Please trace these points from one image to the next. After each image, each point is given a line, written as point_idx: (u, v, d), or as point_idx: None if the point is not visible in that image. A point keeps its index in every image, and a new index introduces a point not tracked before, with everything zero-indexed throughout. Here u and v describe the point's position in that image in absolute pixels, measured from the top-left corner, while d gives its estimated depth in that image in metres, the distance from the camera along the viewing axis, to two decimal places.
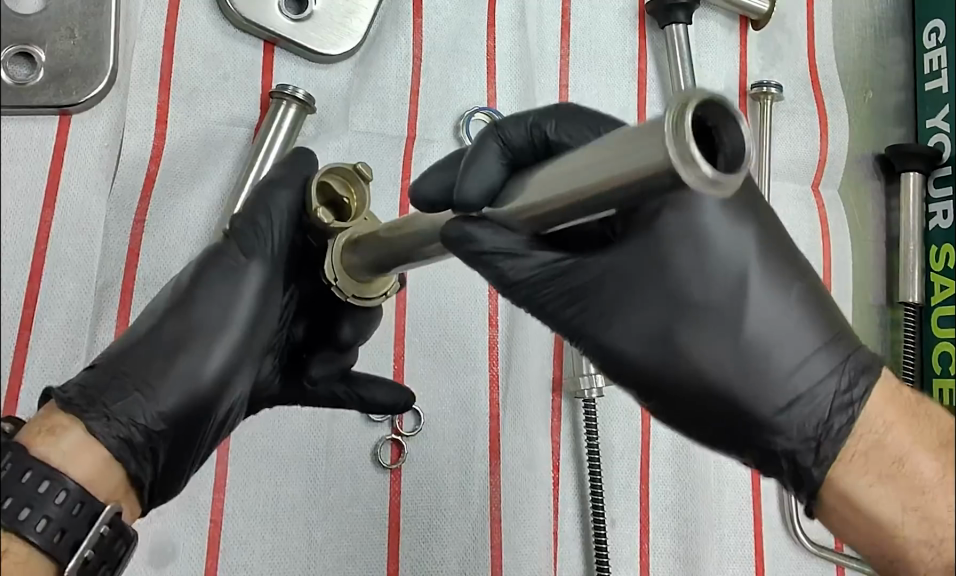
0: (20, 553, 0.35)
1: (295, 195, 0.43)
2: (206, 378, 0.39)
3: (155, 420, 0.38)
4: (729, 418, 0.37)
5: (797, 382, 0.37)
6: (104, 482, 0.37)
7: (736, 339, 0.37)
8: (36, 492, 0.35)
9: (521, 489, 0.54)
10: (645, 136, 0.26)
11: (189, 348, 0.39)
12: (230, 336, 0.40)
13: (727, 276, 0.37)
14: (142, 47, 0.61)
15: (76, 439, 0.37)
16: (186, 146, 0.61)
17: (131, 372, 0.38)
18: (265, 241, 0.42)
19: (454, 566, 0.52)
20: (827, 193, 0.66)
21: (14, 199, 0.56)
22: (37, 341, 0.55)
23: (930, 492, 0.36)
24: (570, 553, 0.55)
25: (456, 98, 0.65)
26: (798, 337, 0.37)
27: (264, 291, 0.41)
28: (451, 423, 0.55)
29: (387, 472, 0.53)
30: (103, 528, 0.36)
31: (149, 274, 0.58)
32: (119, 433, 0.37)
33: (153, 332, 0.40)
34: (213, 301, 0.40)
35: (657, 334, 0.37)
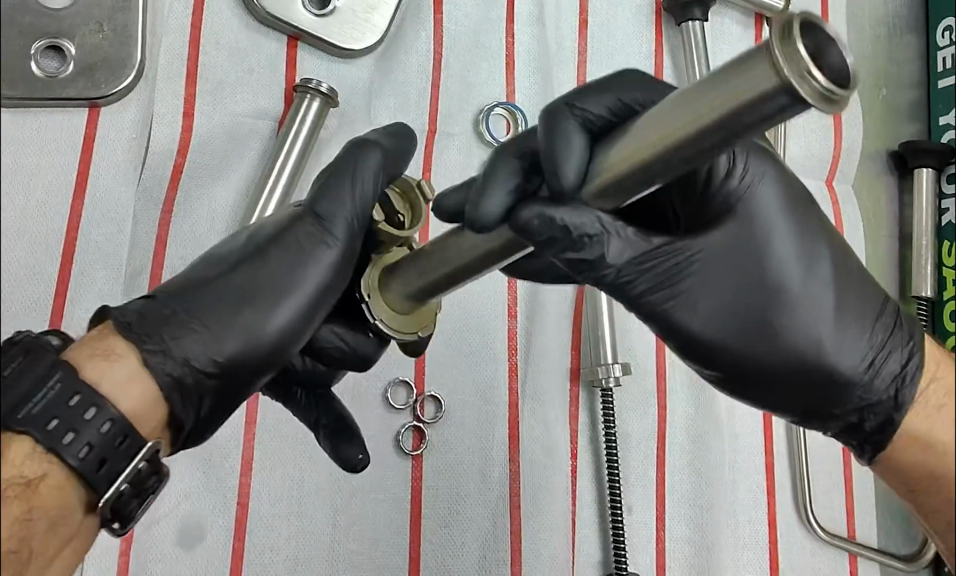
0: (57, 477, 0.35)
1: (384, 163, 0.42)
2: (267, 336, 0.38)
3: (210, 364, 0.38)
4: (815, 390, 0.39)
5: (866, 355, 0.39)
6: (143, 417, 0.37)
7: (814, 323, 0.39)
8: (82, 417, 0.35)
9: (540, 475, 0.56)
10: (751, 64, 0.25)
11: (256, 300, 0.39)
12: (295, 300, 0.39)
13: (803, 269, 0.39)
14: (169, 41, 0.62)
15: (127, 370, 0.37)
16: (213, 138, 0.62)
17: (196, 311, 0.38)
18: (344, 210, 0.40)
19: (474, 550, 0.54)
20: (842, 189, 0.66)
21: (47, 189, 0.58)
22: (69, 327, 0.57)
23: None
24: (587, 540, 0.56)
25: (476, 93, 0.66)
26: (859, 310, 0.40)
27: (338, 267, 0.40)
28: (472, 411, 0.56)
29: (408, 459, 0.54)
30: (142, 463, 0.36)
31: (177, 263, 0.60)
32: (174, 373, 0.37)
33: (218, 277, 0.39)
34: (283, 254, 0.39)
35: (742, 310, 0.39)
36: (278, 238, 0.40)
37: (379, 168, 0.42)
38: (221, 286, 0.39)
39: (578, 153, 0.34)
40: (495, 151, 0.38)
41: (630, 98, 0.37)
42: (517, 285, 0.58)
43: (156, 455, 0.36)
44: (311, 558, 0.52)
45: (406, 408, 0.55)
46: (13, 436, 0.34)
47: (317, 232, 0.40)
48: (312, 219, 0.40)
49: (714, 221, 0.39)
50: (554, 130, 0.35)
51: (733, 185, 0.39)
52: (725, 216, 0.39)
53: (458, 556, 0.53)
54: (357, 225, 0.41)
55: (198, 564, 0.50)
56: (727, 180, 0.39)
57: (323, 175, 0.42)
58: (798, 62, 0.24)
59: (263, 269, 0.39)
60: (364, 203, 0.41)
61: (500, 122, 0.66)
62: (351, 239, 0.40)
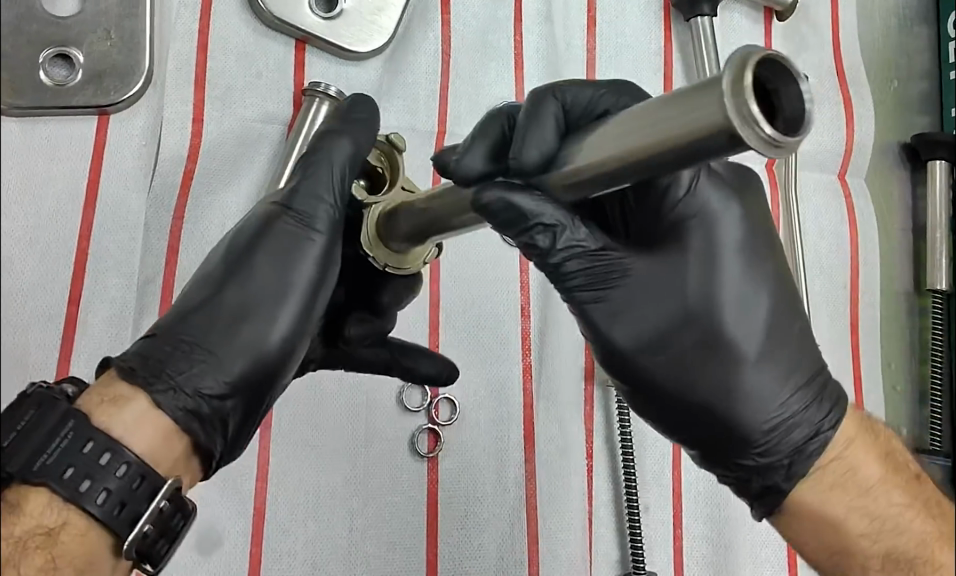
0: (80, 525, 0.36)
1: (352, 146, 0.45)
2: (272, 346, 0.40)
3: (221, 387, 0.39)
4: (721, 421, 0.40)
5: (777, 409, 0.40)
6: (164, 454, 0.38)
7: (727, 366, 0.40)
8: (98, 464, 0.36)
9: (556, 476, 0.56)
10: (704, 94, 0.27)
11: (254, 316, 0.40)
12: (294, 303, 0.41)
13: (740, 312, 0.40)
14: (177, 47, 0.62)
15: (137, 411, 0.37)
16: (222, 143, 0.62)
17: (198, 339, 0.39)
18: (322, 197, 0.43)
19: (491, 552, 0.54)
20: (854, 182, 0.66)
21: (58, 198, 0.59)
22: (84, 335, 0.57)
23: (872, 494, 0.40)
24: (604, 540, 0.56)
25: (485, 93, 0.66)
26: (781, 367, 0.40)
27: (324, 258, 0.43)
28: (486, 412, 0.56)
29: (424, 461, 0.54)
30: (163, 502, 0.37)
31: (189, 269, 0.60)
32: (186, 405, 0.38)
33: (215, 300, 0.40)
34: (272, 264, 0.41)
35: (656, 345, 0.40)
36: (264, 249, 0.42)
37: (350, 156, 0.45)
38: (217, 305, 0.40)
39: (547, 140, 0.35)
40: (476, 128, 0.41)
41: (610, 95, 0.39)
42: (529, 285, 0.58)
43: (176, 494, 0.37)
44: (329, 562, 0.52)
45: (421, 411, 0.55)
46: (32, 489, 0.36)
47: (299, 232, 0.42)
48: (293, 215, 0.43)
49: (667, 238, 0.40)
50: (534, 114, 0.37)
51: (692, 206, 0.40)
52: (674, 240, 0.40)
53: (475, 558, 0.53)
54: (335, 219, 0.43)
55: (215, 570, 0.50)
56: (680, 194, 0.40)
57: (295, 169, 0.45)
58: (746, 102, 0.26)
59: (256, 284, 0.41)
60: (340, 183, 0.44)
61: None
62: (333, 222, 0.43)
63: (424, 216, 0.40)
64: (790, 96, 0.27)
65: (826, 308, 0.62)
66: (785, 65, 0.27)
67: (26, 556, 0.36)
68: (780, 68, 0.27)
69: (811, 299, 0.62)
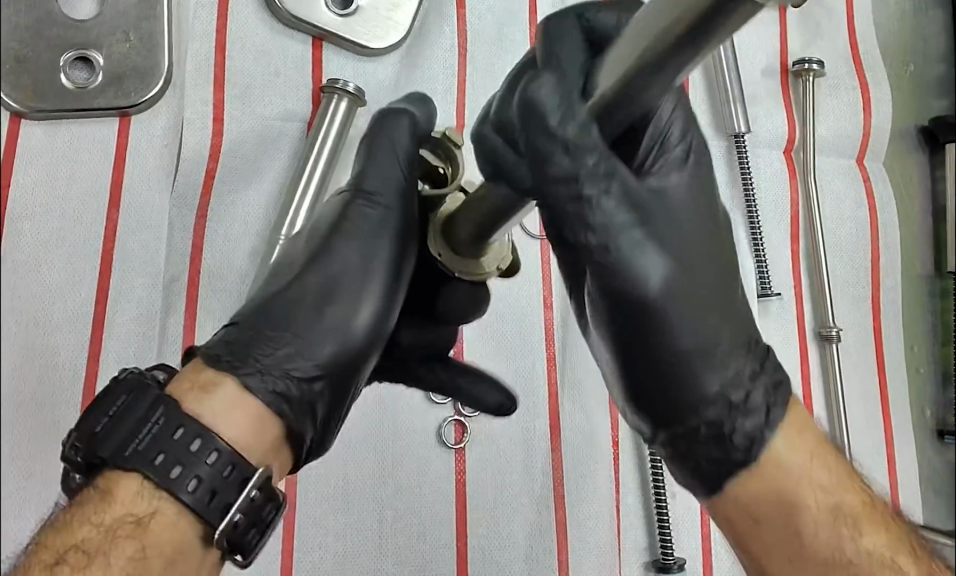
0: (171, 513, 0.36)
1: (411, 123, 0.46)
2: (358, 331, 0.40)
3: (309, 372, 0.39)
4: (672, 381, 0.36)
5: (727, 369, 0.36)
6: (253, 446, 0.37)
7: (677, 320, 0.35)
8: (189, 451, 0.36)
9: (583, 465, 0.56)
10: None
11: (338, 300, 0.40)
12: (377, 285, 0.41)
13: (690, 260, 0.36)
14: (195, 47, 0.63)
15: (228, 395, 0.38)
16: (243, 142, 0.62)
17: (280, 322, 0.40)
18: (391, 176, 0.44)
19: (521, 541, 0.54)
20: (873, 167, 0.65)
21: (82, 199, 0.59)
22: (111, 334, 0.58)
23: (803, 514, 0.36)
24: (632, 528, 0.56)
25: (503, 85, 0.66)
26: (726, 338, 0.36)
27: (401, 232, 0.43)
28: (511, 403, 0.56)
29: (451, 452, 0.55)
30: (254, 491, 0.36)
31: (213, 267, 0.60)
32: (275, 387, 0.38)
33: (296, 284, 0.41)
34: (352, 245, 0.41)
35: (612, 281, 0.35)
36: (340, 232, 0.42)
37: (409, 135, 0.45)
38: (300, 292, 0.40)
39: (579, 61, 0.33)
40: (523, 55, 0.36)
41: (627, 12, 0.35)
42: (551, 276, 0.59)
43: (266, 483, 0.37)
44: (361, 554, 0.52)
45: (447, 403, 0.55)
46: (124, 476, 0.36)
47: (376, 210, 0.43)
48: (367, 197, 0.43)
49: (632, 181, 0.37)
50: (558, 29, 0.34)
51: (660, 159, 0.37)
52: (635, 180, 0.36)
53: (505, 548, 0.54)
54: (405, 183, 0.44)
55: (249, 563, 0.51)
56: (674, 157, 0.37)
57: (361, 148, 0.45)
58: None
59: (337, 268, 0.41)
60: (404, 158, 0.45)
61: None
62: (407, 201, 0.44)
63: (477, 204, 0.39)
64: None
65: (846, 293, 0.63)
66: None
67: (116, 546, 0.35)
68: None
69: (831, 284, 0.62)
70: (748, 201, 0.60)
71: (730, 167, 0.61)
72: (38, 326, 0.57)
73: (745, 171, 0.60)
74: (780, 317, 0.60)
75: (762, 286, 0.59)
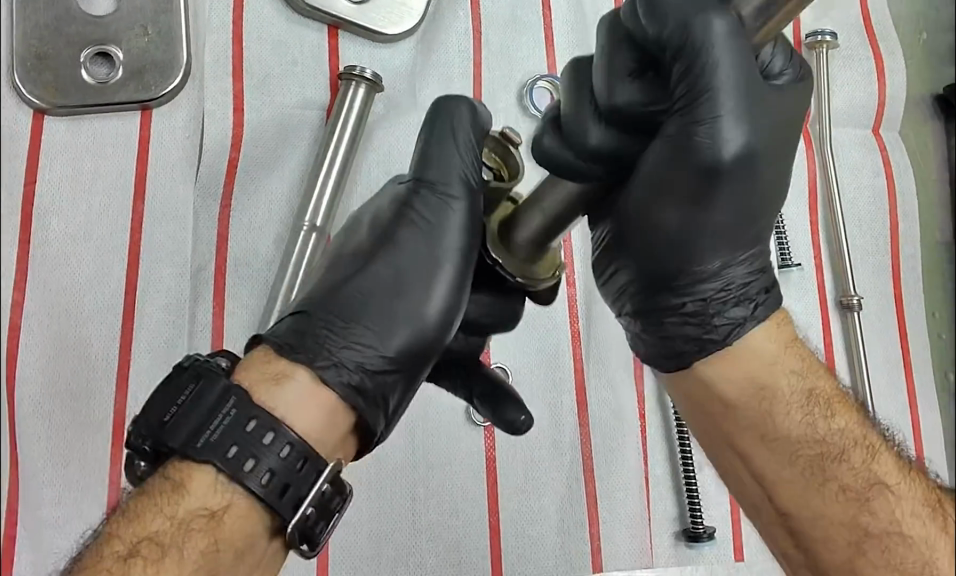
0: (243, 506, 0.36)
1: (473, 112, 0.44)
2: (430, 319, 0.39)
3: (382, 363, 0.39)
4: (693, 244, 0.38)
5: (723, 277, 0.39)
6: (322, 440, 0.38)
7: (718, 209, 0.37)
8: (261, 442, 0.36)
9: (610, 438, 0.57)
10: None
11: (409, 288, 0.39)
12: (446, 271, 0.40)
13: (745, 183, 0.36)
14: (213, 39, 0.63)
15: (302, 388, 0.38)
16: (264, 131, 0.62)
17: (352, 313, 0.39)
18: (455, 160, 0.43)
19: (552, 515, 0.55)
20: (889, 136, 0.66)
21: (108, 192, 0.60)
22: (141, 324, 0.59)
23: (778, 401, 0.41)
24: (661, 499, 0.57)
25: (519, 67, 0.67)
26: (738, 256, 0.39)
27: (468, 228, 0.41)
28: (538, 380, 0.57)
29: (480, 429, 0.56)
30: (325, 485, 0.37)
31: (239, 256, 0.61)
32: (350, 380, 0.38)
33: (363, 270, 0.40)
34: (422, 236, 0.40)
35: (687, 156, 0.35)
36: (404, 217, 0.41)
37: (471, 121, 0.44)
38: (369, 275, 0.40)
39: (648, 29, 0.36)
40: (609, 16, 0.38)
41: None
42: (573, 254, 0.59)
43: (337, 478, 0.37)
44: (396, 531, 0.53)
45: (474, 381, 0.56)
46: (197, 469, 0.36)
47: (443, 208, 0.41)
48: (430, 183, 0.42)
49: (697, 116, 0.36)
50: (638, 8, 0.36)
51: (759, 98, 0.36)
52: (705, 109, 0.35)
53: (536, 521, 0.55)
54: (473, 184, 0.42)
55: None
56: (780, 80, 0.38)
57: (420, 135, 0.44)
58: None
59: (403, 254, 0.40)
60: (469, 150, 0.43)
61: (543, 94, 0.66)
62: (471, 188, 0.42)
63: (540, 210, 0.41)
64: None
65: (867, 262, 0.63)
66: None
67: (190, 539, 0.36)
68: None
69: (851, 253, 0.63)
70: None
71: None
72: (71, 318, 0.58)
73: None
74: (801, 287, 0.61)
75: (781, 258, 0.60)
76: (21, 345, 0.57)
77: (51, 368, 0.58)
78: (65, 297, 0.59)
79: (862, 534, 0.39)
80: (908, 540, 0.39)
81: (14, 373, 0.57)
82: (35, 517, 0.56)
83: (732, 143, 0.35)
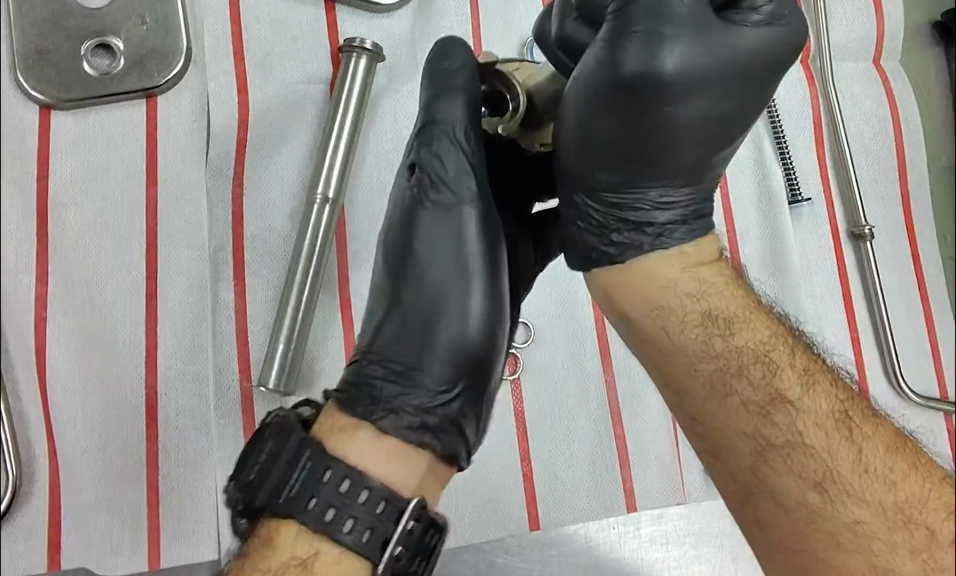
0: (332, 555, 0.40)
1: (464, 101, 0.46)
2: (474, 335, 0.43)
3: (435, 399, 0.42)
4: (632, 152, 0.43)
5: (673, 184, 0.45)
6: (401, 481, 0.41)
7: (680, 109, 0.41)
8: (339, 492, 0.40)
9: (635, 382, 0.58)
10: None
11: (445, 311, 0.43)
12: (478, 283, 0.44)
13: (695, 98, 0.41)
14: (211, 22, 0.62)
15: (369, 435, 0.41)
16: (269, 110, 0.62)
17: (400, 348, 0.43)
18: (459, 158, 0.45)
19: (584, 460, 0.56)
20: (890, 67, 0.66)
21: (121, 181, 0.61)
22: (165, 307, 0.60)
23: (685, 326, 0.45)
24: (689, 438, 0.58)
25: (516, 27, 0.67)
26: (687, 159, 0.44)
27: (486, 226, 0.45)
28: (560, 331, 0.58)
29: (507, 383, 0.56)
30: (409, 521, 0.40)
31: (255, 233, 0.62)
32: (414, 424, 0.42)
33: (399, 309, 0.44)
34: (444, 255, 0.44)
35: (619, 75, 0.41)
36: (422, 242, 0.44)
37: (464, 109, 0.46)
38: (406, 312, 0.44)
39: None
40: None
41: None
42: None
43: (422, 514, 0.40)
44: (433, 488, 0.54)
45: None
46: (283, 522, 0.40)
47: (454, 226, 0.44)
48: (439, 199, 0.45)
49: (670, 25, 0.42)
50: None
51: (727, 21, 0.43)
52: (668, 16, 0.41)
53: (569, 468, 0.56)
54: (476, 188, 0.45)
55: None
56: (755, 18, 0.43)
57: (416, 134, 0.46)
58: None
59: (432, 281, 0.43)
60: (465, 140, 0.45)
61: None
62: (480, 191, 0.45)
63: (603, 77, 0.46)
64: None
65: (875, 192, 0.64)
66: None
67: None
68: None
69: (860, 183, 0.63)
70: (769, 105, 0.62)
71: None
72: (96, 307, 0.59)
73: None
74: (814, 223, 0.62)
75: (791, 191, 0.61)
76: (50, 337, 0.59)
77: (82, 357, 0.59)
78: (89, 287, 0.60)
79: (765, 448, 0.44)
80: (816, 454, 0.44)
81: (45, 364, 0.58)
82: (80, 502, 0.58)
83: (675, 59, 0.40)
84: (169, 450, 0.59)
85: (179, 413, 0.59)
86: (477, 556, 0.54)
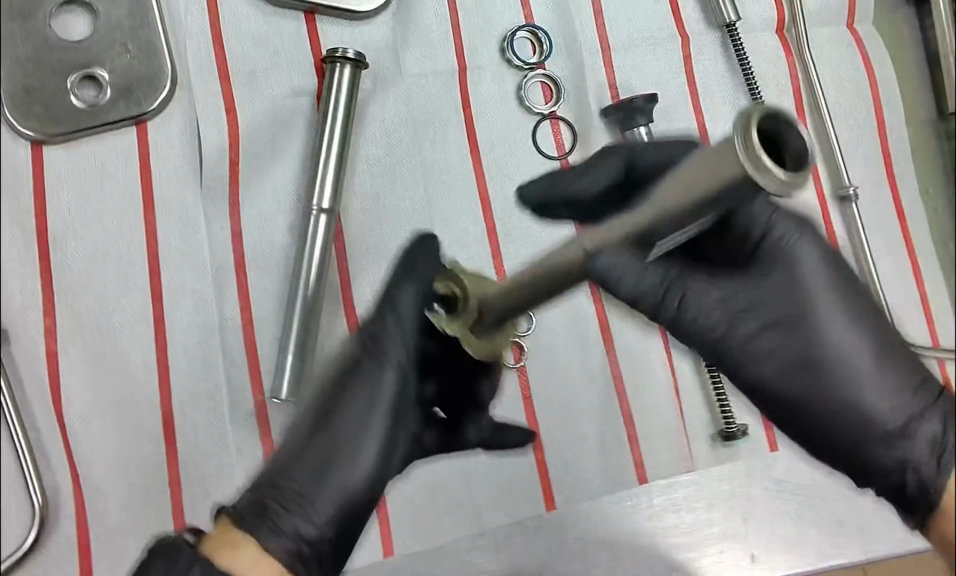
0: None
1: (415, 292, 0.56)
2: (357, 485, 0.51)
3: (310, 530, 0.49)
4: (793, 418, 0.53)
5: (874, 404, 0.50)
6: None
7: (809, 334, 0.51)
8: None
9: (636, 358, 0.60)
10: (722, 156, 0.35)
11: (330, 476, 0.51)
12: (365, 461, 0.52)
13: (885, 401, 0.50)
14: (194, 45, 0.64)
15: (249, 561, 0.46)
16: (259, 126, 0.64)
17: (294, 478, 0.51)
18: (395, 331, 0.55)
19: (592, 438, 0.58)
20: (864, 31, 0.67)
21: (119, 209, 0.62)
22: (173, 327, 0.61)
23: None
24: (694, 407, 0.60)
25: (496, 22, 0.64)
26: (875, 388, 0.50)
27: (385, 441, 0.53)
28: (561, 314, 0.60)
29: (513, 371, 0.58)
30: None
31: (255, 247, 0.62)
32: (289, 547, 0.48)
33: (306, 448, 0.52)
34: (354, 426, 0.52)
35: (768, 407, 0.54)
36: (343, 406, 0.52)
37: (415, 298, 0.56)
38: (301, 467, 0.51)
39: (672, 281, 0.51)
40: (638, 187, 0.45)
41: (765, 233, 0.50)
42: None
43: None
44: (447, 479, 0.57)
45: None
46: None
47: (375, 376, 0.53)
48: (371, 358, 0.54)
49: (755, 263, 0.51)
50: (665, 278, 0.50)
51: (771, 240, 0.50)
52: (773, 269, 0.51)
53: (579, 446, 0.58)
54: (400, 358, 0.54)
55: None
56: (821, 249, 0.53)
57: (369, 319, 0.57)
58: (759, 159, 0.34)
59: (338, 432, 0.52)
60: (407, 320, 0.55)
61: (525, 46, 0.64)
62: (400, 368, 0.54)
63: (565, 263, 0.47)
64: (795, 143, 0.35)
65: (858, 151, 0.66)
66: (783, 116, 0.35)
67: None
68: (778, 117, 0.35)
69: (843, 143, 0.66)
70: (748, 77, 0.63)
71: (728, 56, 0.64)
72: (105, 334, 0.60)
73: (740, 53, 0.63)
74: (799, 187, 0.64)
75: None
76: (64, 368, 0.60)
77: (94, 385, 0.60)
78: (97, 315, 0.60)
79: None
80: None
81: (62, 394, 0.59)
82: (107, 525, 0.58)
83: (811, 374, 0.52)
84: (191, 468, 0.59)
85: (195, 429, 0.60)
86: (496, 539, 0.56)
